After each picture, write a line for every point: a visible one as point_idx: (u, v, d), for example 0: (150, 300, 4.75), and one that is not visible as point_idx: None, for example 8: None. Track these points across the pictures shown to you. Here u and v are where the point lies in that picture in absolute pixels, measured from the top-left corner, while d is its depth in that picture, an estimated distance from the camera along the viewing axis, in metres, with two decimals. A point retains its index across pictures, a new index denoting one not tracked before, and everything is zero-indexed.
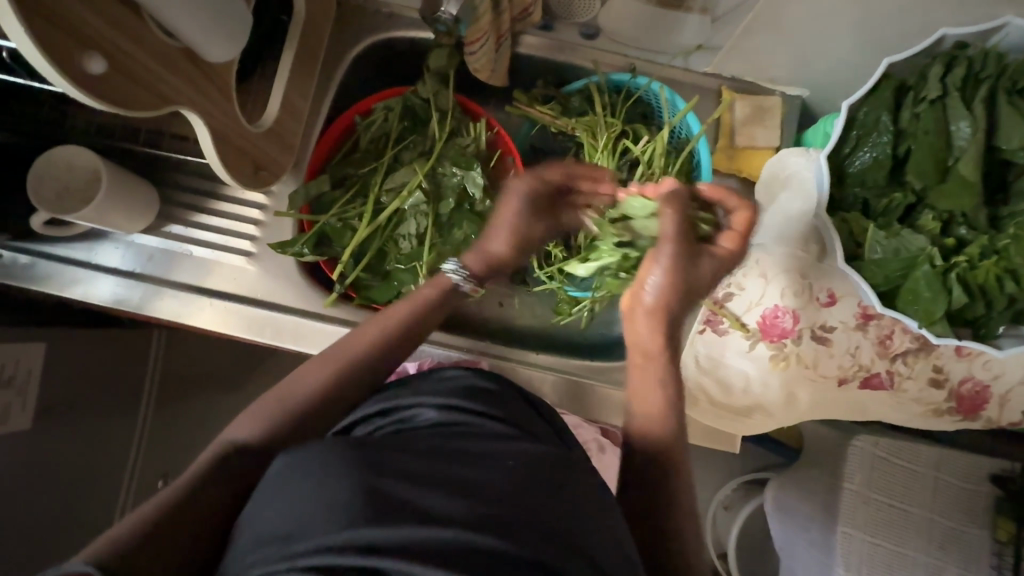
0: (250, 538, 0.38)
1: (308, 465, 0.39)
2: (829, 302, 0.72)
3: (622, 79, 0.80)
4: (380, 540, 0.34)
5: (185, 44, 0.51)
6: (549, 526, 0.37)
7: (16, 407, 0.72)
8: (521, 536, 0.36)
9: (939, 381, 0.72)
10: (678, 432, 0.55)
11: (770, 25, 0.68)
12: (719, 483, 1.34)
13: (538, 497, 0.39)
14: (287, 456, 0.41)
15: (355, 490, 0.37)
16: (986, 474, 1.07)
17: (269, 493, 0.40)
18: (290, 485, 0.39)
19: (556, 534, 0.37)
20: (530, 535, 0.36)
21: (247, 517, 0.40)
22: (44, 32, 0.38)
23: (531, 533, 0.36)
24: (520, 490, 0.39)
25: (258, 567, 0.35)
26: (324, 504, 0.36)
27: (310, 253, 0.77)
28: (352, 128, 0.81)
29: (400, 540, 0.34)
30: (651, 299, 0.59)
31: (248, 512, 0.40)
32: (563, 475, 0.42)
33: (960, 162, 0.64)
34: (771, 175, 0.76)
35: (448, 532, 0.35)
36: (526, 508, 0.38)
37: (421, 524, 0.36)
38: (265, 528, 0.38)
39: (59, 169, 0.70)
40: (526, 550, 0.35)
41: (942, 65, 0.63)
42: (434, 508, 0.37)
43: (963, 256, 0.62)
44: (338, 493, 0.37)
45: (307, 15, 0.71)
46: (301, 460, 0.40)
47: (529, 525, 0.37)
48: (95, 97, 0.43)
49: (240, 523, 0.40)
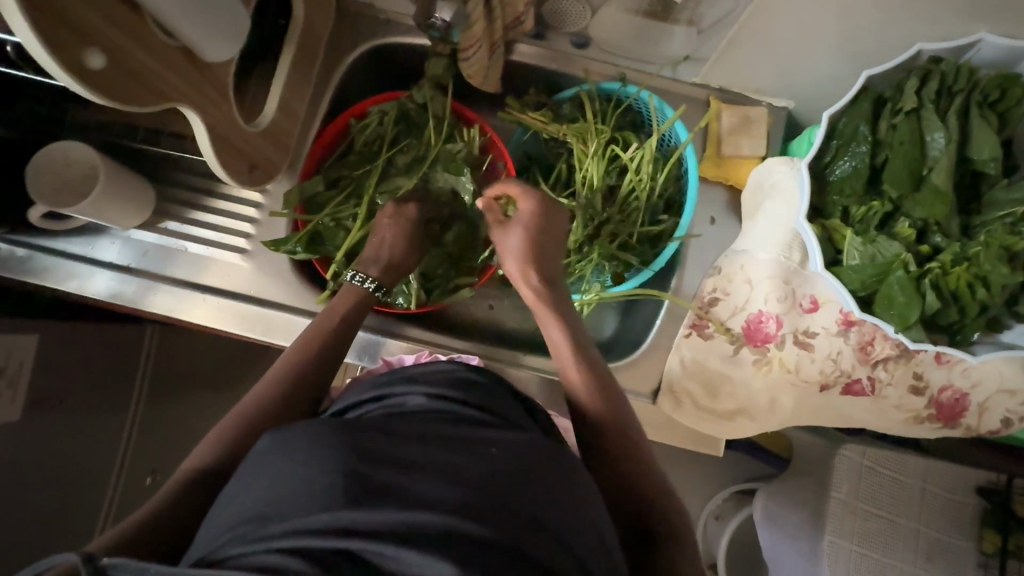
0: (232, 517, 0.39)
1: (293, 447, 0.41)
2: (812, 308, 0.74)
3: (612, 88, 0.82)
4: (353, 521, 0.35)
5: (185, 44, 0.52)
6: (526, 515, 0.38)
7: (6, 398, 0.73)
8: (501, 523, 0.36)
9: (919, 388, 0.73)
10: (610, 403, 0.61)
11: (755, 38, 0.70)
12: (709, 492, 1.35)
13: (519, 487, 0.39)
14: (273, 437, 0.43)
15: (334, 473, 0.38)
16: (971, 485, 1.08)
17: (253, 472, 0.42)
18: (275, 465, 0.41)
19: (534, 524, 0.37)
20: (506, 523, 0.36)
21: (228, 493, 0.42)
22: (47, 29, 0.39)
23: (511, 520, 0.37)
24: (501, 478, 0.39)
25: (235, 543, 0.37)
26: (303, 487, 0.38)
27: (303, 251, 0.78)
28: (347, 130, 0.83)
29: (373, 523, 0.35)
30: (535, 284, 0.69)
31: (229, 488, 0.42)
32: (548, 471, 0.42)
33: (934, 171, 0.65)
34: (756, 184, 0.79)
35: (425, 515, 0.36)
36: (506, 496, 0.38)
37: (396, 507, 0.36)
38: (245, 508, 0.39)
39: (58, 164, 0.71)
40: (504, 536, 0.36)
41: (918, 78, 0.65)
42: (412, 493, 0.37)
43: (936, 263, 0.64)
44: (317, 476, 0.38)
45: (306, 21, 0.73)
46: (289, 440, 0.42)
47: (505, 512, 0.37)
48: (95, 92, 0.44)
49: (221, 502, 0.41)
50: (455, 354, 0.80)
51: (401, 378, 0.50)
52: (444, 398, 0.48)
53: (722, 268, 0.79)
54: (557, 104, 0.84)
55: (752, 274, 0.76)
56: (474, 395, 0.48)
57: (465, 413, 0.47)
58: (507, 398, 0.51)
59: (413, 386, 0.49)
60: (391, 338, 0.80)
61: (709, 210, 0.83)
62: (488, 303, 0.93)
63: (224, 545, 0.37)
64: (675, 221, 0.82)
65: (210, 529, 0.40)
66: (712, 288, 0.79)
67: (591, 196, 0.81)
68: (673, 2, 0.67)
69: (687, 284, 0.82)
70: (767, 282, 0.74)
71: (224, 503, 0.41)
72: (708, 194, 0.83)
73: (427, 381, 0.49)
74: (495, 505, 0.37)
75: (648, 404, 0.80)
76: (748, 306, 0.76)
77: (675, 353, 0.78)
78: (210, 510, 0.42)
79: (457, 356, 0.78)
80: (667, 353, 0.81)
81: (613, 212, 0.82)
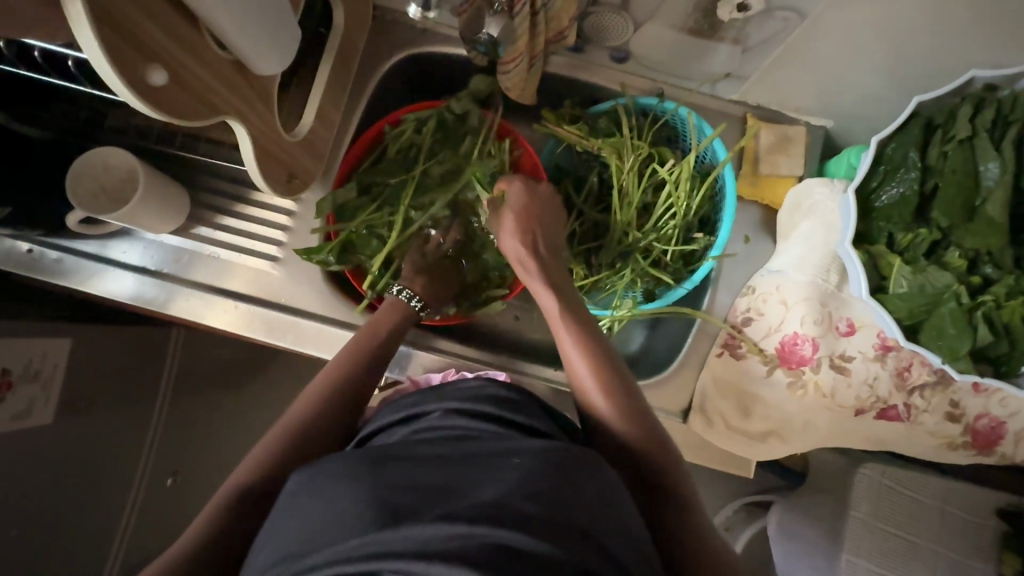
0: (275, 553, 0.39)
1: (321, 480, 0.41)
2: (848, 332, 0.73)
3: (650, 103, 0.81)
4: (382, 544, 0.35)
5: (236, 56, 0.52)
6: (555, 519, 0.37)
7: (39, 402, 0.74)
8: (546, 536, 0.36)
9: (955, 416, 0.72)
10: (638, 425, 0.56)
11: (800, 57, 0.69)
12: (722, 504, 1.34)
13: (544, 491, 0.38)
14: (302, 475, 0.43)
15: (364, 500, 0.38)
16: (993, 508, 1.07)
17: (287, 507, 0.42)
18: (311, 493, 0.41)
19: (563, 525, 0.37)
20: (535, 528, 0.36)
21: (266, 532, 0.41)
22: (114, 46, 0.39)
23: (554, 533, 0.36)
24: (536, 487, 0.39)
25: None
26: (335, 517, 0.38)
27: (336, 261, 0.78)
28: (381, 138, 0.82)
29: (402, 543, 0.35)
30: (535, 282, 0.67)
31: (266, 529, 0.42)
32: (579, 474, 0.41)
33: (988, 203, 0.65)
34: (794, 204, 0.77)
35: (451, 529, 0.35)
36: (531, 501, 0.37)
37: (423, 524, 0.36)
38: (288, 542, 0.39)
39: (96, 169, 0.71)
40: (551, 549, 0.35)
41: (971, 106, 0.65)
42: (437, 509, 0.37)
43: (990, 295, 0.64)
44: (348, 504, 0.39)
45: (346, 30, 0.72)
46: (315, 476, 0.42)
47: (534, 519, 0.36)
48: (153, 107, 0.44)
49: (264, 535, 0.41)
50: (482, 369, 0.78)
51: (432, 394, 0.50)
52: (464, 415, 0.48)
53: (756, 288, 0.77)
54: (592, 117, 0.83)
55: (788, 296, 0.74)
56: (495, 408, 0.48)
57: (494, 429, 0.46)
58: (533, 408, 0.50)
59: (433, 403, 0.49)
60: (421, 350, 0.80)
61: (743, 229, 0.82)
62: (513, 315, 0.92)
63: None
64: (710, 240, 0.81)
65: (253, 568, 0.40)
66: (745, 308, 0.77)
67: (627, 212, 0.80)
68: (720, 21, 0.66)
69: (719, 303, 0.81)
70: (803, 304, 0.73)
71: (264, 544, 0.41)
72: (742, 213, 0.83)
73: (447, 398, 0.49)
74: (523, 509, 0.37)
75: (679, 422, 0.79)
76: (782, 328, 0.74)
77: (707, 373, 0.77)
78: (251, 551, 0.42)
79: (485, 371, 0.76)
80: (697, 370, 0.80)
81: (647, 229, 0.81)
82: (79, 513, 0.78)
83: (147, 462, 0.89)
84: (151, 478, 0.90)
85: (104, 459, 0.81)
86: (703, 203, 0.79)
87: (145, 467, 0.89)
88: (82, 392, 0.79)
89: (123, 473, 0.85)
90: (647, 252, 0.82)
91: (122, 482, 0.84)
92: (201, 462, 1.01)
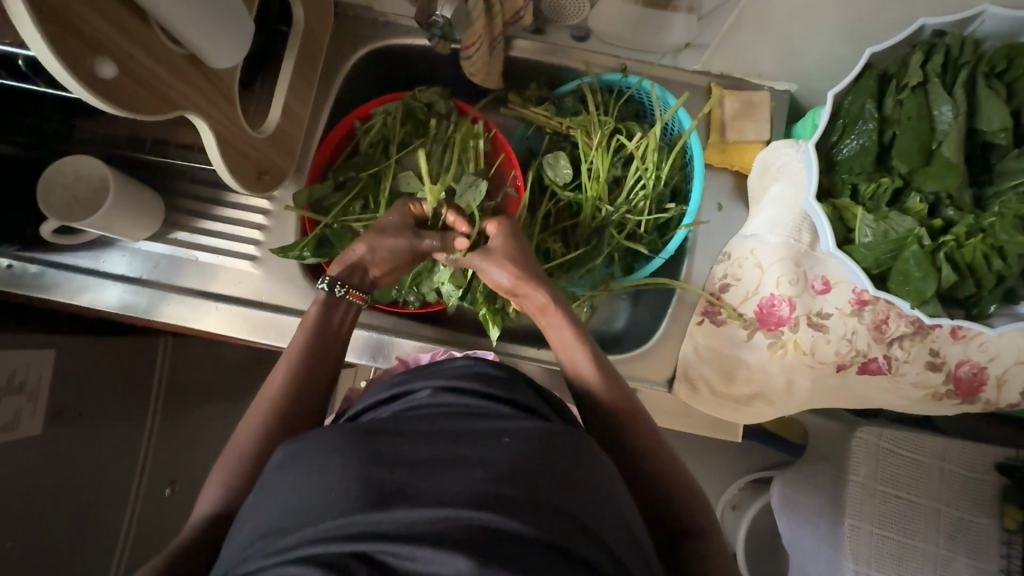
0: (251, 531, 0.39)
1: (307, 455, 0.41)
2: (824, 289, 0.74)
3: (613, 79, 0.82)
4: (369, 524, 0.35)
5: (191, 51, 0.53)
6: (532, 499, 0.37)
7: (26, 413, 0.73)
8: (524, 513, 0.36)
9: (936, 364, 0.73)
10: (626, 392, 0.63)
11: (755, 19, 0.70)
12: (727, 484, 1.34)
13: (526, 473, 0.38)
14: (288, 447, 0.43)
15: (349, 478, 0.38)
16: (991, 463, 1.04)
17: (269, 485, 0.41)
18: (291, 471, 0.41)
19: (545, 507, 0.37)
20: (521, 510, 0.36)
21: (247, 509, 0.41)
22: (61, 40, 0.40)
23: (532, 509, 0.36)
24: (518, 465, 0.39)
25: (251, 559, 0.36)
26: (318, 495, 0.38)
27: (311, 256, 0.76)
28: (352, 133, 0.82)
29: (391, 524, 0.35)
30: (505, 282, 0.66)
31: (249, 503, 0.42)
32: (557, 452, 0.41)
33: (943, 145, 0.66)
34: (761, 169, 0.79)
35: (440, 511, 0.35)
36: (514, 483, 0.37)
37: (412, 506, 0.36)
38: (265, 522, 0.39)
39: (70, 179, 0.72)
40: (532, 529, 0.35)
41: (921, 53, 0.66)
42: (426, 490, 0.37)
43: (951, 235, 0.65)
44: (332, 482, 0.38)
45: (308, 24, 0.72)
46: (301, 452, 0.42)
47: (522, 501, 0.36)
48: (105, 100, 0.45)
49: (240, 519, 0.41)
50: (470, 350, 0.80)
51: (420, 373, 0.50)
52: (454, 393, 0.47)
53: (731, 254, 0.78)
54: (559, 98, 0.84)
55: (762, 259, 0.75)
56: (484, 386, 0.47)
57: (475, 406, 0.46)
58: (524, 387, 0.50)
59: (421, 382, 0.49)
60: (401, 337, 0.81)
61: (716, 197, 0.83)
62: None
63: (243, 561, 0.37)
64: (682, 209, 0.81)
65: (231, 546, 0.40)
66: (722, 275, 0.78)
67: (597, 185, 0.80)
68: None
69: (696, 271, 0.82)
70: (778, 266, 0.74)
71: (244, 520, 0.41)
72: (714, 180, 0.83)
73: (436, 376, 0.49)
74: (508, 490, 0.37)
75: (665, 391, 0.79)
76: (760, 290, 0.75)
77: (689, 341, 0.78)
78: (233, 526, 0.42)
79: (474, 352, 0.79)
80: (679, 340, 0.80)
81: (619, 202, 0.81)
82: (74, 522, 0.78)
83: (142, 470, 0.89)
84: (147, 488, 0.90)
85: (98, 467, 0.82)
86: (673, 172, 0.80)
87: (141, 475, 0.89)
88: (69, 403, 0.79)
89: (119, 482, 0.85)
90: (621, 225, 0.83)
91: (115, 493, 0.84)
92: (197, 471, 1.01)
